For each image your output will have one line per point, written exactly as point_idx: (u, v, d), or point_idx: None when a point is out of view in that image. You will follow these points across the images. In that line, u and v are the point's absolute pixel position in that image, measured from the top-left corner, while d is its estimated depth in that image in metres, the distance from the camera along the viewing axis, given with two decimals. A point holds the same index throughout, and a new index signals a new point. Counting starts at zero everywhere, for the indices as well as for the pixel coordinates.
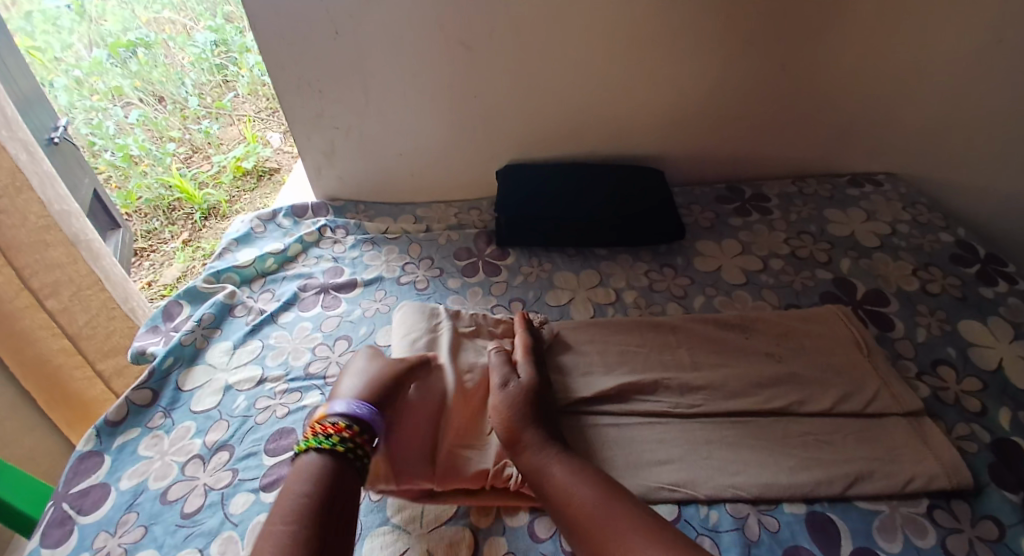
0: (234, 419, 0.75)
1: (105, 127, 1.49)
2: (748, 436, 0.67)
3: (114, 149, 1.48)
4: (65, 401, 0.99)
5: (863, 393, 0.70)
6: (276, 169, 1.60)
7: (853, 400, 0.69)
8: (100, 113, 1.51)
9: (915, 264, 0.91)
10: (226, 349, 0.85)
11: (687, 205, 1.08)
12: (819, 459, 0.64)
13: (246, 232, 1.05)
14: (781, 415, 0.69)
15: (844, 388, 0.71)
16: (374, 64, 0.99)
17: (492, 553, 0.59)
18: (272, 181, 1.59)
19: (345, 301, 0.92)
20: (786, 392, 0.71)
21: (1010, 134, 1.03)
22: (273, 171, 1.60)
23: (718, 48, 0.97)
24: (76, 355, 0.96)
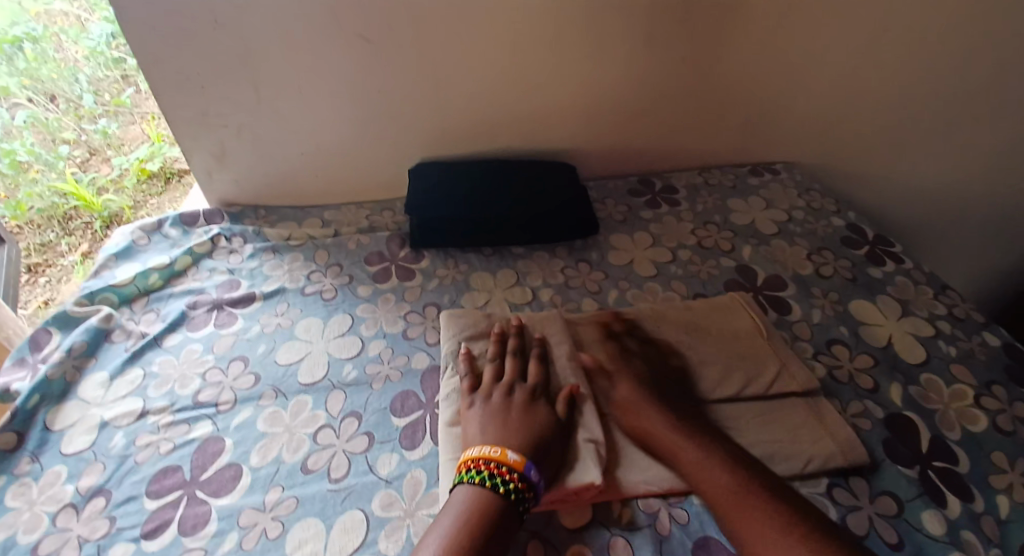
0: (111, 460, 0.68)
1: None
2: None
3: None
4: None
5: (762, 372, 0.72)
6: (188, 170, 1.47)
7: (755, 380, 0.71)
8: None
9: (810, 248, 0.95)
10: (101, 381, 0.76)
11: (601, 199, 1.08)
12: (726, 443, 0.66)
13: (126, 245, 0.95)
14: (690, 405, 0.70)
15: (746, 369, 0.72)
16: (261, 58, 0.92)
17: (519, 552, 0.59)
18: (183, 184, 1.45)
19: (241, 317, 0.85)
20: (698, 372, 0.72)
21: (891, 119, 1.09)
22: (184, 172, 1.47)
23: (621, 39, 0.97)
24: None
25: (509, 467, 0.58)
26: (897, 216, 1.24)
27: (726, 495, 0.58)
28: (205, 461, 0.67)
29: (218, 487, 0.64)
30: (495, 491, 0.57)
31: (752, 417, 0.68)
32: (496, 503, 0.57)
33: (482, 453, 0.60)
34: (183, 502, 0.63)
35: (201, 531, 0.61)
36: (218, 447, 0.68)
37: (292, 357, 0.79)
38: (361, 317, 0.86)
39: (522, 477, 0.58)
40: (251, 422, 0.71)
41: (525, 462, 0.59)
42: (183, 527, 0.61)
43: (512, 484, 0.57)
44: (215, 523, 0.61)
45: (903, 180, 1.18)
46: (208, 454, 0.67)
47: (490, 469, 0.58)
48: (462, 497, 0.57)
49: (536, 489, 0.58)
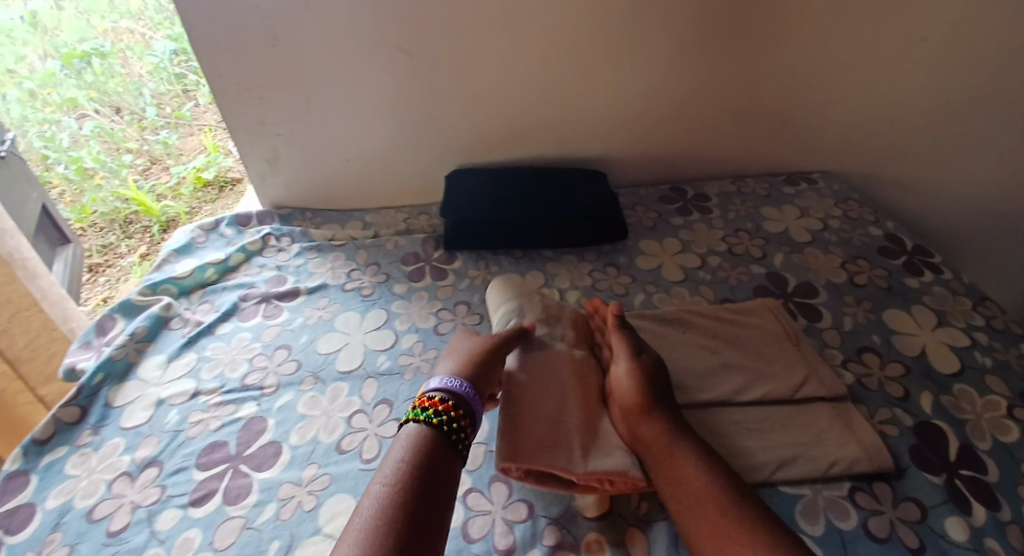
0: (165, 434, 0.74)
1: (59, 140, 1.44)
2: None
3: (67, 162, 1.43)
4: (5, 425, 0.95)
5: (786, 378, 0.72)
6: (239, 179, 1.55)
7: (781, 385, 0.71)
8: (54, 125, 1.44)
9: (844, 257, 0.95)
10: (159, 362, 0.83)
11: (632, 206, 1.10)
12: (748, 446, 0.66)
13: (186, 242, 1.03)
14: (715, 405, 0.70)
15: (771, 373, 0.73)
16: (312, 71, 0.99)
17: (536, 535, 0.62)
18: (234, 192, 1.53)
19: (287, 309, 0.91)
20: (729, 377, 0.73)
21: (932, 129, 1.08)
22: (235, 181, 1.55)
23: (654, 51, 0.99)
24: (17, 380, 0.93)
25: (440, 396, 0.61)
26: (939, 227, 1.21)
27: None
28: (249, 438, 0.72)
29: (259, 463, 0.69)
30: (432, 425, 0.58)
31: (778, 417, 0.69)
32: (432, 435, 0.57)
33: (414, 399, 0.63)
34: (227, 474, 0.68)
35: (242, 501, 0.65)
36: (261, 426, 0.73)
37: (332, 346, 0.84)
38: (396, 313, 0.91)
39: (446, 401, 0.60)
40: (291, 405, 0.76)
41: (429, 387, 0.63)
42: (228, 496, 0.66)
43: (439, 409, 0.59)
44: (256, 494, 0.66)
45: (944, 190, 1.16)
46: (252, 432, 0.72)
47: (421, 403, 0.60)
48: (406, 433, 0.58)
49: (461, 400, 0.61)
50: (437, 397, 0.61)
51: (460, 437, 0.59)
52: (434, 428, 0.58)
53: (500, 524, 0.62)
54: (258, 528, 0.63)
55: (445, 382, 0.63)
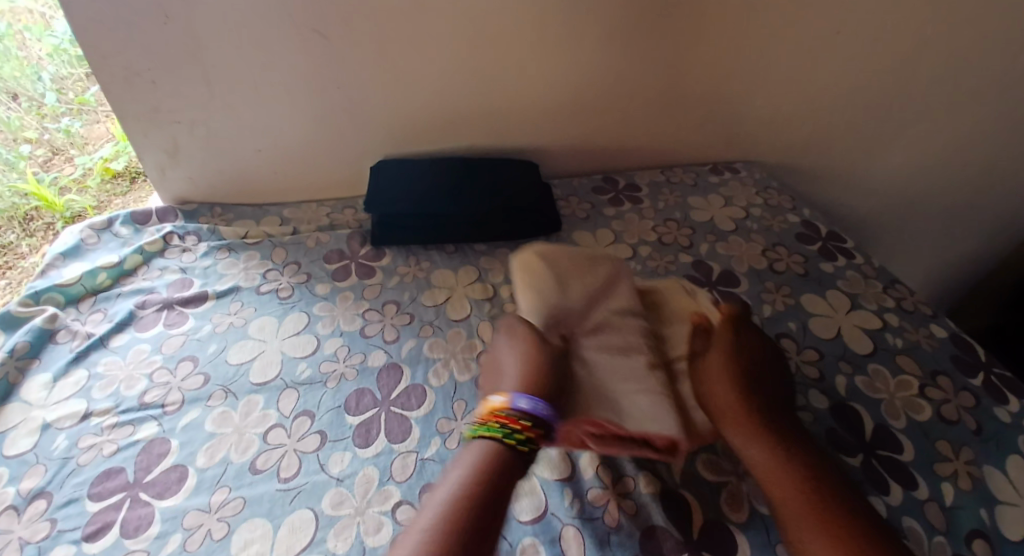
0: (53, 462, 0.66)
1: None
2: None
3: None
4: None
5: (733, 354, 0.66)
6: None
7: (727, 362, 0.65)
8: None
9: (766, 245, 0.96)
10: (44, 382, 0.74)
11: (564, 196, 1.08)
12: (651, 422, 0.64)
13: (74, 244, 0.92)
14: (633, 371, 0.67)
15: (705, 362, 0.67)
16: (213, 54, 0.90)
17: None
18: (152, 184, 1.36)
19: (193, 316, 0.83)
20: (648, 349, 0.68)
21: (845, 118, 1.12)
22: None
23: (582, 36, 0.97)
24: None
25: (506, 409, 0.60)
26: (851, 210, 1.28)
27: (798, 484, 0.56)
28: (150, 463, 0.65)
29: (162, 489, 0.62)
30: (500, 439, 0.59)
31: (714, 387, 0.64)
32: (499, 454, 0.58)
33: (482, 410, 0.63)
34: (126, 504, 0.61)
35: (144, 533, 0.59)
36: (163, 448, 0.66)
37: (244, 356, 0.77)
38: (318, 315, 0.85)
39: (521, 418, 0.59)
40: (198, 422, 0.69)
41: (508, 399, 0.61)
42: (126, 529, 0.59)
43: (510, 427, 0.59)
44: (159, 525, 0.59)
45: (859, 175, 1.21)
46: (153, 455, 0.66)
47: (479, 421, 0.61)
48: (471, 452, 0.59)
49: (541, 421, 0.60)
50: (512, 414, 0.60)
51: (528, 446, 0.59)
52: (507, 447, 0.58)
53: None
54: None
55: (531, 405, 0.60)
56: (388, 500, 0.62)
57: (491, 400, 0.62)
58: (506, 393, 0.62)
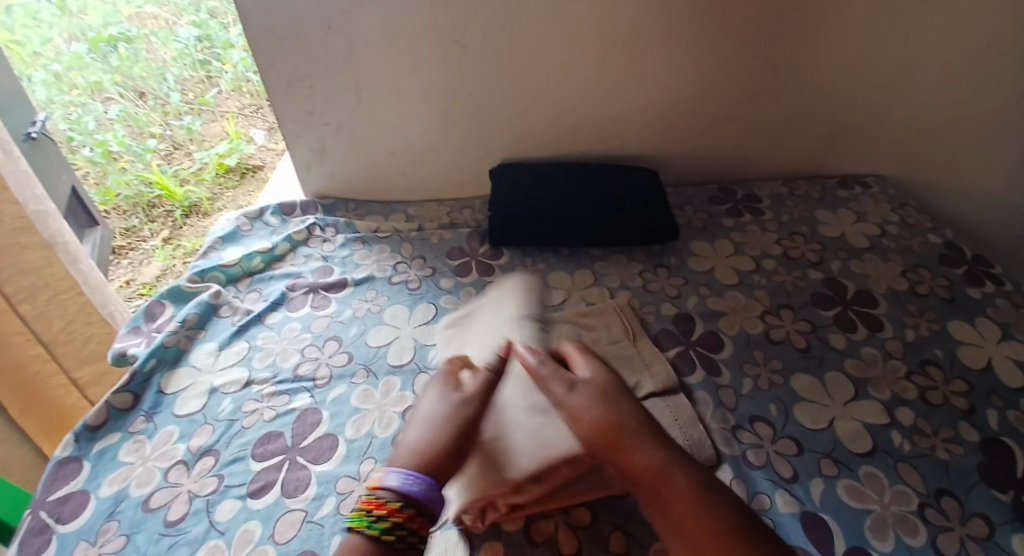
0: (220, 423, 0.74)
1: (84, 122, 1.67)
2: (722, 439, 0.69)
3: (93, 145, 1.63)
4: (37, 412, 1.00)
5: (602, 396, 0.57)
6: (259, 166, 1.69)
7: (584, 423, 0.56)
8: (79, 107, 1.71)
9: (904, 265, 0.92)
10: (211, 350, 0.83)
11: (680, 205, 1.07)
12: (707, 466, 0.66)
13: (232, 230, 1.03)
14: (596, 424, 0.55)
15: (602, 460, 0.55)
16: (364, 62, 0.98)
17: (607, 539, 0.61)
18: (257, 177, 1.66)
19: (335, 301, 0.91)
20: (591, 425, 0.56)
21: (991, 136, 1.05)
22: (258, 168, 1.68)
23: (714, 49, 0.97)
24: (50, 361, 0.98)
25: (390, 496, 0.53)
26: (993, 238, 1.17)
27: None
28: (305, 430, 0.71)
29: (317, 455, 0.69)
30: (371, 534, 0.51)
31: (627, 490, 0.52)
32: (373, 544, 0.51)
33: None
34: (285, 466, 0.68)
35: (302, 493, 0.65)
36: (316, 417, 0.73)
37: (382, 339, 0.83)
38: (444, 307, 0.90)
39: (392, 503, 0.52)
40: (344, 398, 0.75)
41: (382, 479, 0.54)
42: (287, 489, 0.66)
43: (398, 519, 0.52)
44: (315, 488, 0.65)
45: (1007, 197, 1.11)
46: (307, 424, 0.72)
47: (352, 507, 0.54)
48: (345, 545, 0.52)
49: (416, 499, 0.53)
50: (384, 496, 0.53)
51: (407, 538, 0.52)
52: (378, 538, 0.51)
53: (562, 527, 0.62)
54: (320, 521, 0.62)
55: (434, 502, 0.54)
56: (549, 483, 0.62)
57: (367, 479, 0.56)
58: (380, 470, 0.56)
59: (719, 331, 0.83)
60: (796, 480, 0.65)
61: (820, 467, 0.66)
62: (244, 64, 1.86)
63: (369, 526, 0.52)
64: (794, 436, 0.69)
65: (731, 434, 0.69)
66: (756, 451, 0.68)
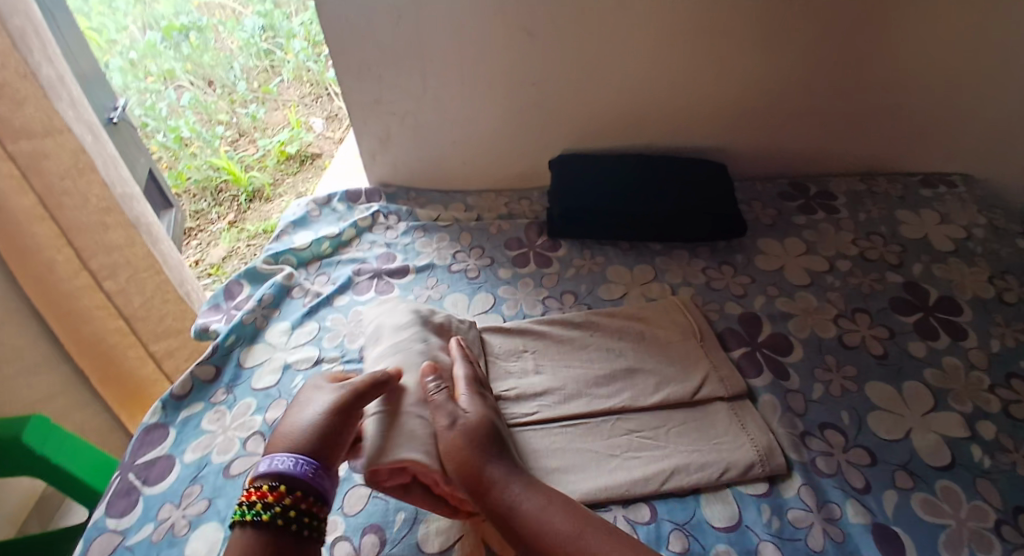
0: (293, 398, 0.77)
1: (158, 109, 1.72)
2: (789, 445, 0.67)
3: (166, 132, 1.70)
4: (119, 381, 1.09)
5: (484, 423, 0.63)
6: (318, 154, 1.78)
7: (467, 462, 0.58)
8: (154, 94, 1.76)
9: (992, 272, 0.87)
10: (284, 329, 0.87)
11: (747, 200, 1.04)
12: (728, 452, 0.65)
13: (302, 215, 1.07)
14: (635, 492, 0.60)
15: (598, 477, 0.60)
16: (431, 50, 0.99)
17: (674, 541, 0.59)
18: (314, 165, 1.76)
19: (398, 287, 0.94)
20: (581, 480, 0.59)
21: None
22: (315, 156, 1.78)
23: (788, 35, 0.93)
24: (129, 336, 1.05)
25: (249, 485, 0.54)
26: None
27: None
28: None
29: None
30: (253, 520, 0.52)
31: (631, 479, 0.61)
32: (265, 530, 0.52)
33: (239, 484, 0.56)
34: None
35: None
36: None
37: None
38: (503, 297, 0.92)
39: (275, 488, 0.53)
40: None
41: (260, 470, 0.55)
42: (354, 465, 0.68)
43: (272, 505, 0.52)
44: None
45: None
46: None
47: (240, 500, 0.53)
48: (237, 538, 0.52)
49: (308, 485, 0.55)
50: (262, 484, 0.54)
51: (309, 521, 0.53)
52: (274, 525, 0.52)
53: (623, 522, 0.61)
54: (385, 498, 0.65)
55: (292, 464, 0.55)
56: (614, 475, 0.64)
57: (247, 476, 0.55)
58: (257, 461, 0.56)
59: (789, 334, 0.80)
60: (868, 491, 0.63)
61: (894, 479, 0.64)
62: (305, 53, 1.91)
63: (253, 509, 0.52)
64: (867, 445, 0.67)
65: (800, 440, 0.67)
66: (826, 459, 0.66)
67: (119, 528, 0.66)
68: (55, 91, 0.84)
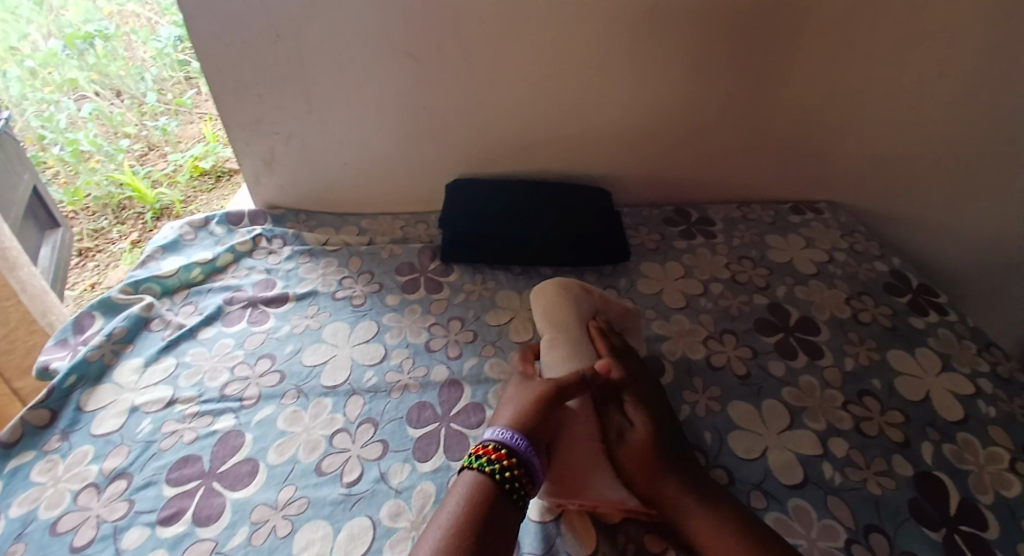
0: (136, 444, 0.70)
1: (56, 120, 1.55)
2: None
3: (64, 144, 1.55)
4: None
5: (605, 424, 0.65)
6: (236, 170, 1.68)
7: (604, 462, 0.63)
8: (52, 105, 1.55)
9: (849, 293, 0.92)
10: (136, 366, 0.80)
11: (634, 225, 1.07)
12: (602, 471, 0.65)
13: (174, 239, 1.00)
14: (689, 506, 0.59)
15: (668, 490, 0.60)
16: (313, 69, 0.96)
17: None
18: (231, 182, 1.66)
19: (274, 316, 0.89)
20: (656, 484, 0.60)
21: (953, 166, 1.04)
22: (233, 172, 1.68)
23: (669, 67, 0.97)
24: None
25: (495, 442, 0.58)
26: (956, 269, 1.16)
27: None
28: (225, 454, 0.69)
29: (233, 481, 0.66)
30: (486, 474, 0.56)
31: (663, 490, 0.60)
32: (489, 488, 0.55)
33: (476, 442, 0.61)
34: (199, 492, 0.65)
35: (214, 523, 0.62)
36: (238, 441, 0.70)
37: (318, 358, 0.81)
38: (387, 325, 0.88)
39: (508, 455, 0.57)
40: (271, 419, 0.73)
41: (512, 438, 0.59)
42: (198, 516, 0.63)
43: (502, 460, 0.57)
44: (228, 516, 0.63)
45: (967, 228, 1.10)
46: (227, 448, 0.69)
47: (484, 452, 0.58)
48: (458, 482, 0.57)
49: (528, 464, 0.58)
50: (501, 448, 0.58)
51: (515, 487, 0.56)
52: (494, 480, 0.56)
53: None
54: (229, 553, 0.60)
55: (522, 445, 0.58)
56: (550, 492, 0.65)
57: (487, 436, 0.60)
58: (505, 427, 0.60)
59: (660, 356, 0.82)
60: None
61: (749, 499, 0.65)
62: None
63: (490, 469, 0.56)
64: (726, 466, 0.69)
65: None
66: None
67: None
68: None
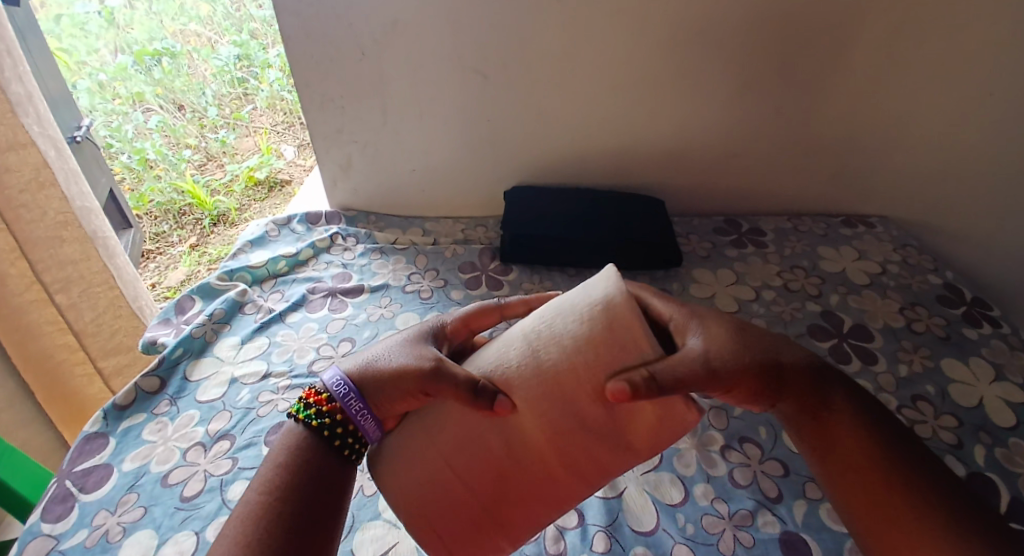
0: (238, 410, 0.79)
1: (123, 130, 1.73)
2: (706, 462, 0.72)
3: (131, 153, 1.70)
4: (64, 398, 1.09)
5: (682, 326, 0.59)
6: (287, 181, 1.79)
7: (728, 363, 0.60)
8: (120, 116, 1.76)
9: (902, 303, 0.95)
10: (233, 344, 0.88)
11: (685, 234, 1.12)
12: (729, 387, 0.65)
13: (261, 235, 1.10)
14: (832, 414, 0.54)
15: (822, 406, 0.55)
16: (393, 84, 1.05)
17: (598, 541, 0.64)
18: (283, 192, 1.77)
19: (351, 305, 0.97)
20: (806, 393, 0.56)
21: (1010, 185, 1.06)
22: (285, 182, 1.79)
23: (721, 85, 1.02)
24: (78, 352, 1.05)
25: (325, 391, 0.55)
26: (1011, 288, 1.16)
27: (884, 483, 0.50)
28: None
29: None
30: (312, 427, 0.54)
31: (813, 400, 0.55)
32: (309, 448, 0.53)
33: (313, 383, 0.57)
34: None
35: None
36: None
37: None
38: None
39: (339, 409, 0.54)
40: None
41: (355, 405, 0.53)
42: None
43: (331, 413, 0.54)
44: None
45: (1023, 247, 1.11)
46: None
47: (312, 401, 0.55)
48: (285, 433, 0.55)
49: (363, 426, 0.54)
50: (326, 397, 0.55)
51: (346, 443, 0.54)
52: (319, 438, 0.53)
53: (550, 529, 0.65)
54: None
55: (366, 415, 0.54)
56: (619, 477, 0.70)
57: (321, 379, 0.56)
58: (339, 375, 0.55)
59: None
60: (780, 500, 0.67)
61: (805, 489, 0.68)
62: (280, 82, 1.88)
63: (317, 421, 0.54)
64: (781, 458, 0.72)
65: (718, 455, 0.73)
66: (743, 470, 0.71)
67: (53, 533, 0.66)
68: (20, 108, 0.85)
